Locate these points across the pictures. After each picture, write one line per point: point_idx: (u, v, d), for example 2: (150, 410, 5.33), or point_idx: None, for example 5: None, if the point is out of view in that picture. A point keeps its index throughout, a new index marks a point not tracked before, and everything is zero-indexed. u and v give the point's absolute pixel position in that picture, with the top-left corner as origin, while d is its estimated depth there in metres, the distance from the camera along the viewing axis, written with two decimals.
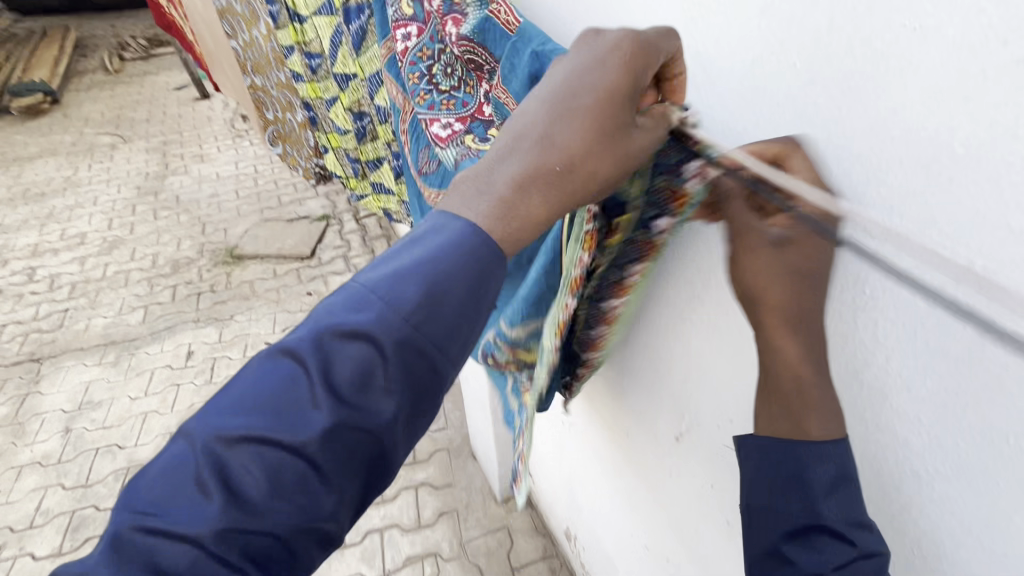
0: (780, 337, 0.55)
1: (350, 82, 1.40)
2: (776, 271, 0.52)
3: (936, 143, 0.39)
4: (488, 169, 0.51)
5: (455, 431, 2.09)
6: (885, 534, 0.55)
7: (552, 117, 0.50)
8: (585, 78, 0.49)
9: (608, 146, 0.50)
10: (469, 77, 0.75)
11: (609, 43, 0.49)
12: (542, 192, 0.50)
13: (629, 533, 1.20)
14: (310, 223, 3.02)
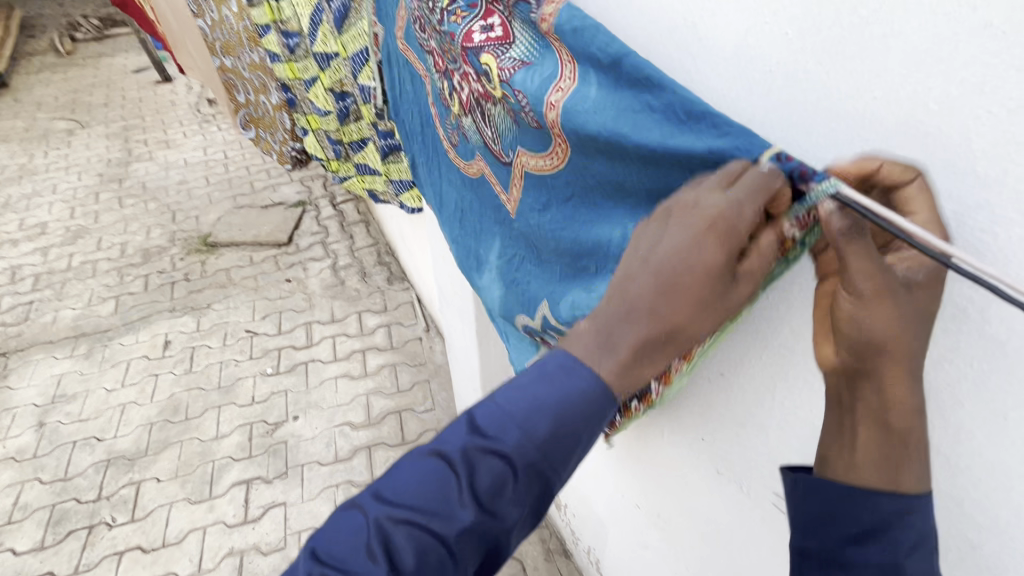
0: (889, 376, 0.40)
1: (331, 62, 1.30)
2: (902, 310, 0.38)
3: (913, 100, 0.39)
4: (591, 336, 0.43)
5: (443, 412, 1.92)
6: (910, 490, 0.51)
7: (658, 280, 0.41)
8: (681, 253, 0.41)
9: (718, 302, 0.41)
10: (477, 64, 0.65)
11: (705, 218, 0.41)
12: (652, 358, 0.42)
13: (614, 492, 1.06)
14: (285, 209, 2.96)
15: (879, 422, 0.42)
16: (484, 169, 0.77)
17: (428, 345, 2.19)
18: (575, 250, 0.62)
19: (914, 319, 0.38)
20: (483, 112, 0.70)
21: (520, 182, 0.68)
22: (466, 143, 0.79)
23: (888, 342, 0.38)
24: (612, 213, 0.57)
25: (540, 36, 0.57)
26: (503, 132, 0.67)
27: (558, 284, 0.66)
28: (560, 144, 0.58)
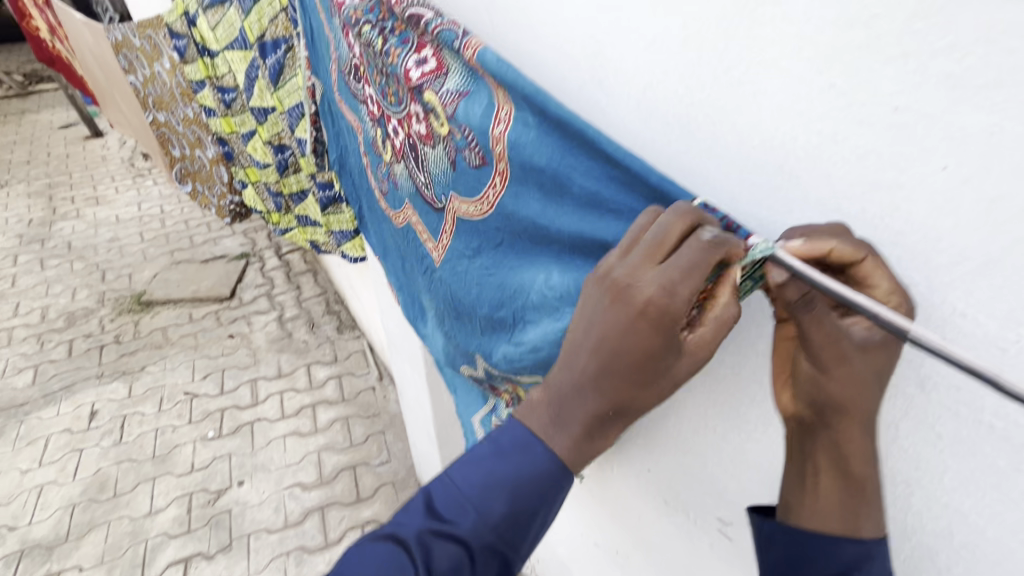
0: (846, 432, 0.40)
1: (268, 115, 1.30)
2: (862, 371, 0.37)
3: (784, 146, 0.39)
4: (546, 411, 0.43)
5: (399, 463, 1.87)
6: None
7: (599, 361, 0.40)
8: (618, 336, 0.39)
9: (660, 379, 0.40)
10: (422, 106, 0.64)
11: (638, 301, 0.38)
12: (603, 434, 0.42)
13: (574, 531, 1.04)
14: (227, 262, 2.86)
15: (841, 469, 0.41)
16: (414, 219, 0.78)
17: (382, 395, 2.13)
18: (499, 298, 0.62)
19: (873, 378, 0.37)
20: (419, 155, 0.69)
21: (451, 228, 0.68)
22: (398, 191, 0.80)
23: (846, 403, 0.38)
24: (536, 259, 0.57)
25: (468, 67, 0.56)
26: (437, 176, 0.67)
27: (484, 336, 0.66)
28: (502, 180, 0.57)
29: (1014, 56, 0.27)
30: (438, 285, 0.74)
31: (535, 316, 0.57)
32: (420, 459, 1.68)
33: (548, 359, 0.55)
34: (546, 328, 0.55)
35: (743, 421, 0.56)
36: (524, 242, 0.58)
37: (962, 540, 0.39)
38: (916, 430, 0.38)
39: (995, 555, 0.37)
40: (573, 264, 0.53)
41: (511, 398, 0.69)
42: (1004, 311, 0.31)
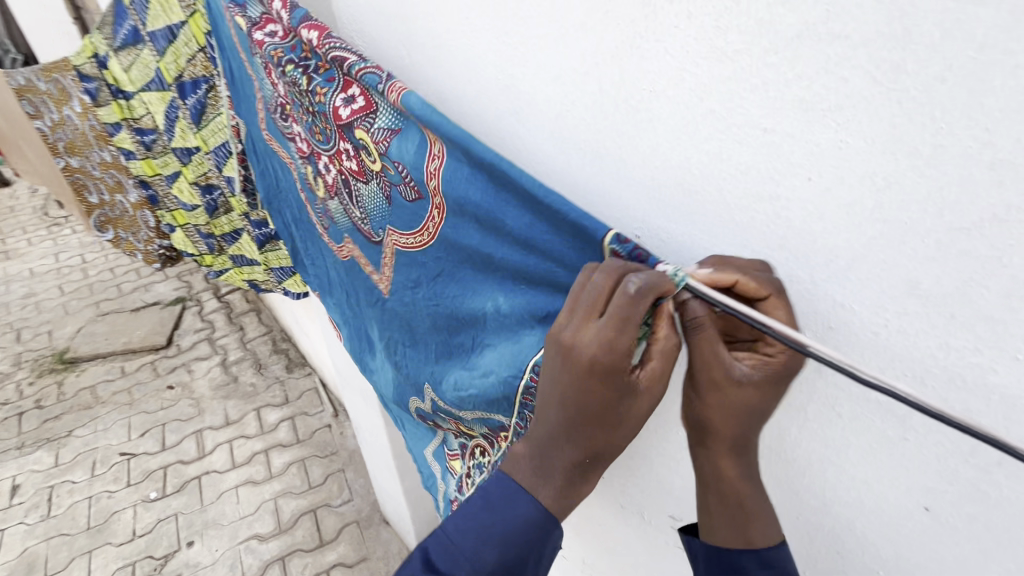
0: (718, 452, 0.45)
1: (192, 156, 1.26)
2: (734, 402, 0.42)
3: (681, 164, 0.42)
4: (527, 463, 0.44)
5: (362, 500, 1.82)
6: (786, 509, 0.50)
7: (566, 416, 0.42)
8: (575, 390, 0.41)
9: (626, 417, 0.42)
10: (357, 145, 0.65)
11: (584, 361, 0.40)
12: (590, 472, 0.44)
13: None
14: (161, 308, 2.70)
15: (722, 492, 0.46)
16: (356, 252, 0.76)
17: (339, 432, 2.06)
18: (451, 324, 0.62)
19: (743, 410, 0.42)
20: (352, 190, 0.70)
21: (392, 262, 0.68)
22: (336, 226, 0.79)
23: (716, 425, 0.43)
24: (480, 286, 0.58)
25: (396, 109, 0.57)
26: (372, 211, 0.67)
27: (438, 362, 0.65)
28: (439, 214, 0.58)
29: (848, 83, 0.32)
30: (389, 316, 0.72)
31: (491, 340, 0.57)
32: (383, 494, 1.64)
33: (495, 387, 0.56)
34: (506, 352, 0.55)
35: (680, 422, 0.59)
36: (467, 269, 0.59)
37: (867, 505, 0.43)
38: (822, 408, 0.42)
39: (896, 517, 0.42)
40: (519, 290, 0.54)
41: (457, 433, 0.69)
42: (872, 297, 0.35)
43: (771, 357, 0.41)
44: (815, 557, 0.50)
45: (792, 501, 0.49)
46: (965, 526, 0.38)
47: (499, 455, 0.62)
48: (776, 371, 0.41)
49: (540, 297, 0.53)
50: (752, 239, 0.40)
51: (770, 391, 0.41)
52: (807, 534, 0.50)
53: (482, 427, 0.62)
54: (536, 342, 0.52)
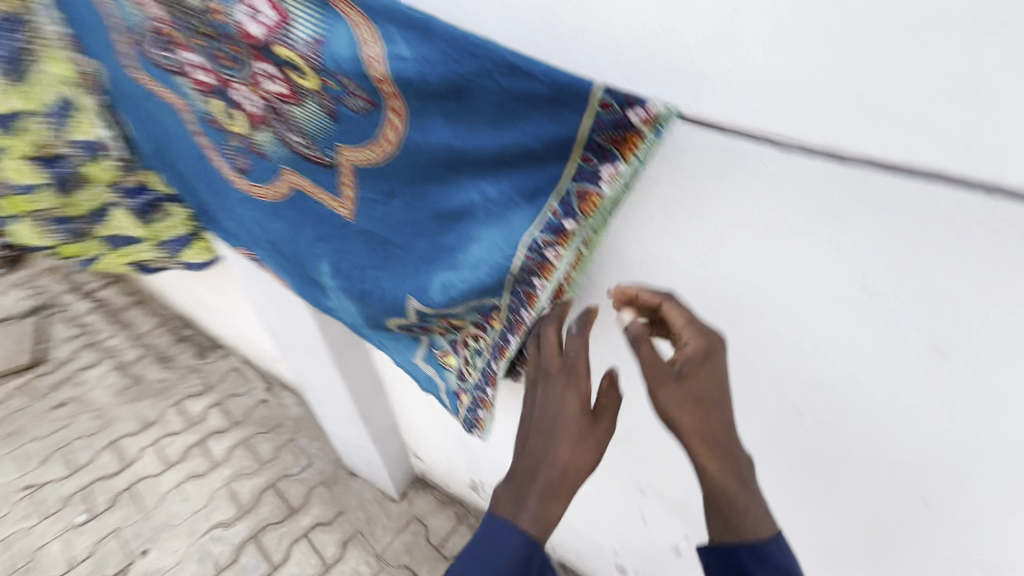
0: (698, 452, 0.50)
1: (19, 120, 1.01)
2: (681, 393, 0.49)
3: (642, 20, 0.47)
4: (511, 491, 0.54)
5: (324, 460, 1.79)
6: (748, 325, 0.61)
7: (538, 436, 0.55)
8: (543, 412, 0.55)
9: (586, 432, 0.54)
10: (279, 63, 0.61)
11: (546, 387, 0.57)
12: (564, 493, 0.53)
13: None
14: (14, 323, 2.28)
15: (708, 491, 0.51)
16: (298, 182, 0.73)
17: (278, 403, 1.97)
18: (438, 224, 0.64)
19: (694, 401, 0.49)
20: (285, 115, 0.66)
21: (353, 181, 0.67)
22: (263, 161, 0.74)
23: (678, 421, 0.49)
24: (459, 180, 0.59)
25: (319, 12, 0.54)
26: (317, 133, 0.65)
27: (418, 270, 0.68)
28: (401, 121, 0.57)
29: None
30: (354, 241, 0.72)
31: (477, 231, 0.61)
32: (346, 446, 1.64)
33: (488, 273, 0.63)
34: (493, 241, 0.60)
35: (653, 267, 0.63)
36: (434, 164, 0.59)
37: (806, 281, 0.53)
38: (777, 219, 0.52)
39: (840, 299, 0.53)
40: (497, 178, 0.57)
41: (446, 330, 0.77)
42: (817, 111, 0.43)
43: (691, 347, 0.52)
44: (763, 346, 0.61)
45: (750, 312, 0.59)
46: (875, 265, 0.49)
47: (496, 335, 0.71)
48: (699, 357, 0.51)
49: (521, 178, 0.56)
50: (713, 75, 0.46)
51: (705, 375, 0.50)
52: (766, 344, 0.61)
53: (473, 313, 0.71)
54: (525, 220, 0.58)
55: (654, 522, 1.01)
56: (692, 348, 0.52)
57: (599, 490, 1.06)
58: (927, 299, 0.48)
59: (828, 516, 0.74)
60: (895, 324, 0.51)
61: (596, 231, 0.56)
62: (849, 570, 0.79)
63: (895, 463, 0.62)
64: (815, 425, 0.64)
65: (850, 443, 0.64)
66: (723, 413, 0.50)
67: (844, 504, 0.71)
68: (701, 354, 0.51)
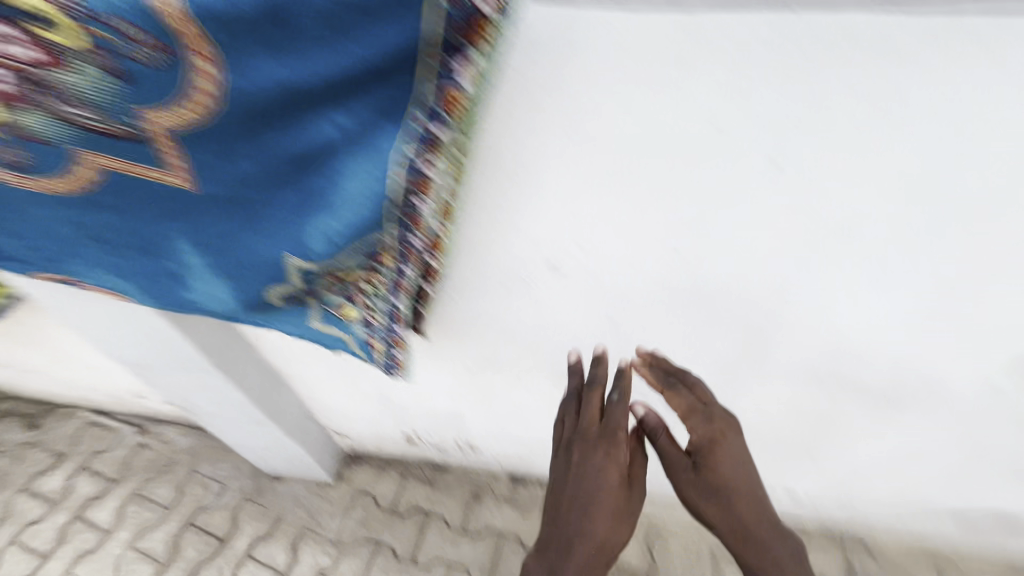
0: (724, 531, 0.66)
1: None
2: (703, 484, 0.66)
3: None
4: (552, 564, 0.63)
5: (239, 478, 1.64)
6: (630, 189, 0.66)
7: (578, 509, 0.64)
8: (583, 485, 0.65)
9: (624, 506, 0.65)
10: (15, 15, 0.47)
11: (583, 458, 0.66)
12: (599, 559, 0.63)
13: (450, 378, 1.15)
14: None
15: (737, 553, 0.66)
16: (106, 164, 0.59)
17: (159, 441, 1.72)
18: (296, 165, 0.57)
19: (713, 491, 0.66)
20: (48, 85, 0.52)
21: (177, 149, 0.57)
22: (43, 151, 0.59)
23: (701, 507, 0.66)
24: (305, 116, 0.53)
25: None
26: (104, 100, 0.53)
27: (290, 223, 0.63)
28: (214, 68, 0.48)
29: None
30: (207, 208, 0.63)
31: (344, 166, 0.56)
32: (261, 453, 1.51)
33: (367, 207, 0.59)
34: (364, 174, 0.56)
35: (537, 155, 0.64)
36: (272, 103, 0.51)
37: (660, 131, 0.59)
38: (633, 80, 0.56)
39: (696, 140, 0.59)
40: (348, 104, 0.51)
41: (337, 284, 0.74)
42: None
43: (702, 440, 0.68)
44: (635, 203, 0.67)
45: (630, 175, 0.65)
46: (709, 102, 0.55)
47: (391, 272, 0.71)
48: (713, 448, 0.68)
49: (372, 99, 0.51)
50: None
51: (720, 467, 0.67)
52: (647, 202, 0.67)
53: (362, 259, 0.69)
54: (392, 136, 0.53)
55: None
56: (703, 439, 0.68)
57: (531, 391, 1.13)
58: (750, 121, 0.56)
59: (719, 339, 0.88)
60: (736, 151, 0.60)
61: (465, 132, 0.54)
62: (741, 376, 0.95)
63: (760, 272, 0.74)
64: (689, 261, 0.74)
65: (723, 269, 0.75)
66: (738, 498, 0.66)
67: (728, 323, 0.84)
68: (714, 446, 0.68)
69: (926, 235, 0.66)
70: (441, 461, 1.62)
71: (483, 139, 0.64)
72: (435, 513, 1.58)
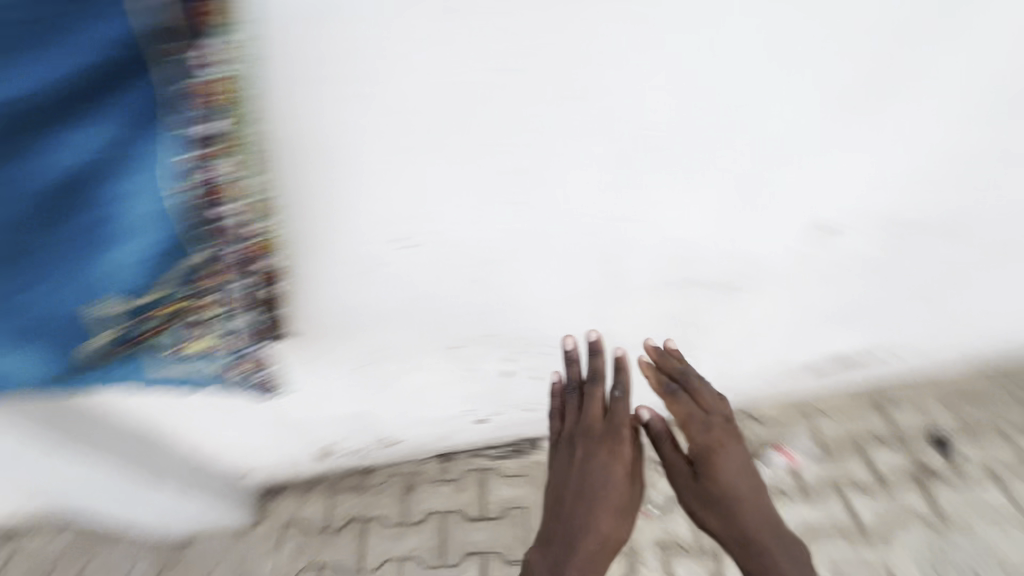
0: (720, 524, 0.87)
1: None
2: (701, 486, 0.89)
3: None
4: (564, 541, 0.86)
5: (142, 554, 1.47)
6: (447, 144, 0.70)
7: (587, 500, 0.87)
8: (593, 482, 0.88)
9: (623, 501, 0.89)
10: None
11: (595, 463, 0.89)
12: (603, 541, 0.86)
13: (343, 385, 1.13)
14: None
15: (730, 541, 0.87)
16: None
17: (29, 547, 1.48)
18: (67, 200, 0.56)
19: (707, 493, 0.88)
20: None
21: None
22: None
23: (701, 509, 0.89)
24: (54, 140, 0.53)
25: None
26: None
27: (82, 265, 0.59)
28: None
29: None
30: None
31: (122, 182, 0.57)
32: (159, 520, 1.36)
33: (167, 217, 0.61)
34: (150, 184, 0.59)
35: (333, 133, 0.67)
36: (8, 119, 0.50)
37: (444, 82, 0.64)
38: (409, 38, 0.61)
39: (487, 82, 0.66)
40: (99, 117, 0.53)
41: (168, 323, 0.69)
42: None
43: (698, 447, 0.91)
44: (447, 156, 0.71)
45: (437, 130, 0.69)
46: (483, 43, 0.62)
47: (221, 291, 0.70)
48: (708, 453, 0.90)
49: (127, 104, 0.54)
50: None
51: (715, 474, 0.89)
52: (464, 154, 0.72)
53: (183, 282, 0.66)
54: (162, 142, 0.57)
55: (477, 362, 1.14)
56: (697, 447, 0.92)
57: (428, 370, 1.14)
58: (524, 56, 0.64)
59: (579, 275, 0.95)
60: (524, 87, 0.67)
61: (240, 122, 0.60)
62: (609, 307, 1.03)
63: (590, 202, 0.82)
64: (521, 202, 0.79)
65: (555, 205, 0.81)
66: (731, 501, 0.87)
67: (581, 257, 0.91)
68: (707, 451, 0.91)
69: (703, 133, 0.77)
70: (365, 465, 1.59)
71: (273, 126, 0.65)
72: (371, 518, 1.55)
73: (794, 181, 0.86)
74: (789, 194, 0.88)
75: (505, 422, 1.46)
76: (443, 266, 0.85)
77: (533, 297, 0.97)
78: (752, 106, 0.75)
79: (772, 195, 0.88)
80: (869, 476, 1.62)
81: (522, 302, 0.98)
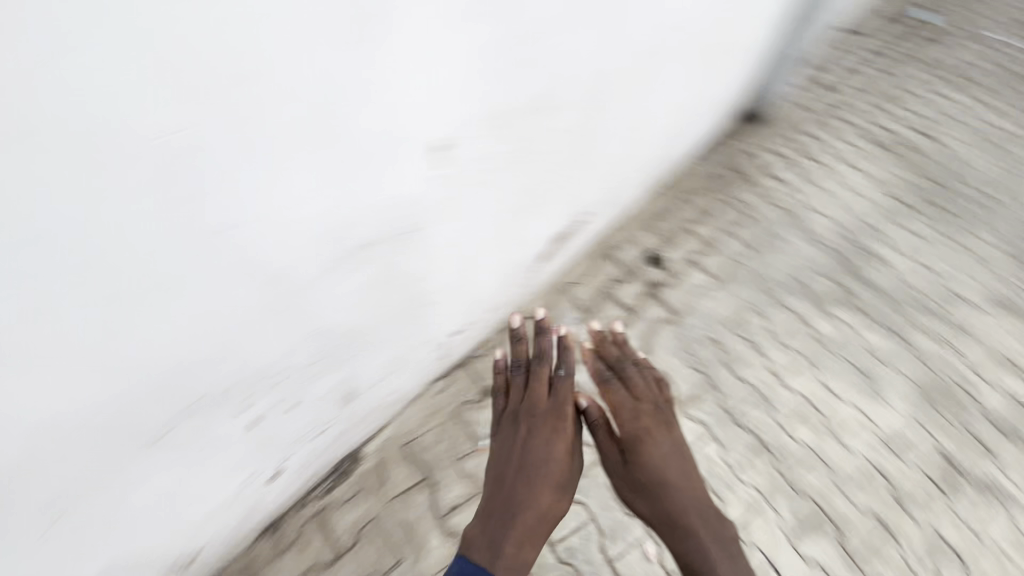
0: (646, 484, 1.53)
1: None
2: (634, 458, 1.56)
3: None
4: (511, 489, 1.48)
5: None
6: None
7: (531, 460, 1.51)
8: (537, 451, 1.52)
9: (568, 466, 1.54)
10: None
11: (547, 436, 1.55)
12: (545, 492, 1.49)
13: (59, 544, 0.93)
14: None
15: (646, 492, 1.52)
16: None
17: None
18: None
19: (640, 466, 1.55)
20: None
21: None
22: None
23: (634, 476, 1.55)
24: None
25: None
26: None
27: None
28: None
29: None
30: None
31: None
32: None
33: None
34: None
35: None
36: None
37: None
38: None
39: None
40: None
41: None
42: None
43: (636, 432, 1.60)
44: None
45: None
46: None
47: None
48: (642, 436, 1.60)
49: None
50: None
51: (644, 450, 1.56)
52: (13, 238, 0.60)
53: None
54: None
55: (210, 431, 1.03)
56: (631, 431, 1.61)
57: (157, 469, 0.99)
58: None
59: (236, 295, 0.90)
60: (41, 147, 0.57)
61: None
62: (296, 308, 1.00)
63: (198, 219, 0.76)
64: (93, 268, 0.70)
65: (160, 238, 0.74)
66: (653, 469, 1.54)
67: (222, 276, 0.85)
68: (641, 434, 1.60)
69: (238, 124, 0.72)
70: None
71: None
72: None
73: (370, 128, 0.89)
74: (377, 139, 0.91)
75: (306, 460, 1.39)
76: (47, 372, 0.74)
77: (191, 343, 0.90)
78: (266, 82, 0.72)
79: (362, 144, 0.90)
80: (623, 313, 1.94)
81: (189, 353, 0.91)
